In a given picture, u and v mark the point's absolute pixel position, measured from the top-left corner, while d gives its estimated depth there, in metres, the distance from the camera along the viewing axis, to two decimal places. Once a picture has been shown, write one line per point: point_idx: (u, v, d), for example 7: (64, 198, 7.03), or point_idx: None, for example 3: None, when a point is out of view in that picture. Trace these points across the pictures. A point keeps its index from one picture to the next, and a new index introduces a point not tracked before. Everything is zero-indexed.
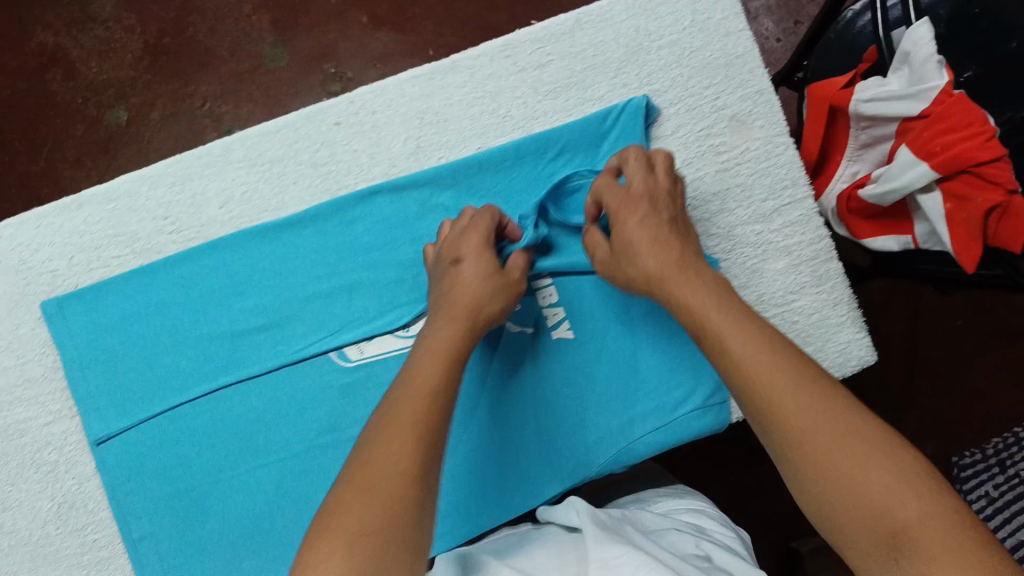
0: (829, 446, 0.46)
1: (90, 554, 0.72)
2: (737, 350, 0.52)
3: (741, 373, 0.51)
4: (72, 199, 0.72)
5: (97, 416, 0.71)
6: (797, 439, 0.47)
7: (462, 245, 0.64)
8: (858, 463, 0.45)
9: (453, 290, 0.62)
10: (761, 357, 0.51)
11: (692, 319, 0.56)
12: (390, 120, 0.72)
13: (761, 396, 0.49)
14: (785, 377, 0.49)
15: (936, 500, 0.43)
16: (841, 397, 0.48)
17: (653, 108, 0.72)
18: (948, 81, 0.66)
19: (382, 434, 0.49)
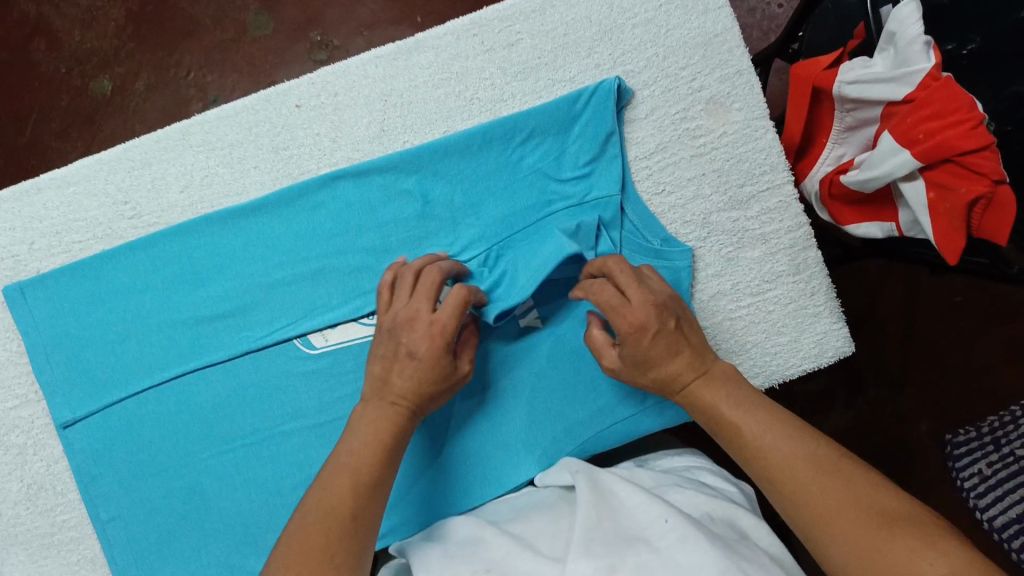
0: (853, 521, 0.45)
1: (59, 534, 0.71)
2: (755, 438, 0.52)
3: (761, 462, 0.51)
4: (31, 184, 0.71)
5: (62, 400, 0.70)
6: (823, 519, 0.46)
7: (403, 325, 0.59)
8: (873, 521, 0.45)
9: (392, 379, 0.57)
10: (771, 439, 0.51)
11: (708, 412, 0.56)
12: (353, 102, 0.71)
13: (778, 478, 0.50)
14: (803, 461, 0.49)
15: (964, 558, 0.42)
16: (860, 473, 0.48)
17: (624, 90, 0.70)
18: (935, 64, 0.62)
19: (337, 475, 0.52)
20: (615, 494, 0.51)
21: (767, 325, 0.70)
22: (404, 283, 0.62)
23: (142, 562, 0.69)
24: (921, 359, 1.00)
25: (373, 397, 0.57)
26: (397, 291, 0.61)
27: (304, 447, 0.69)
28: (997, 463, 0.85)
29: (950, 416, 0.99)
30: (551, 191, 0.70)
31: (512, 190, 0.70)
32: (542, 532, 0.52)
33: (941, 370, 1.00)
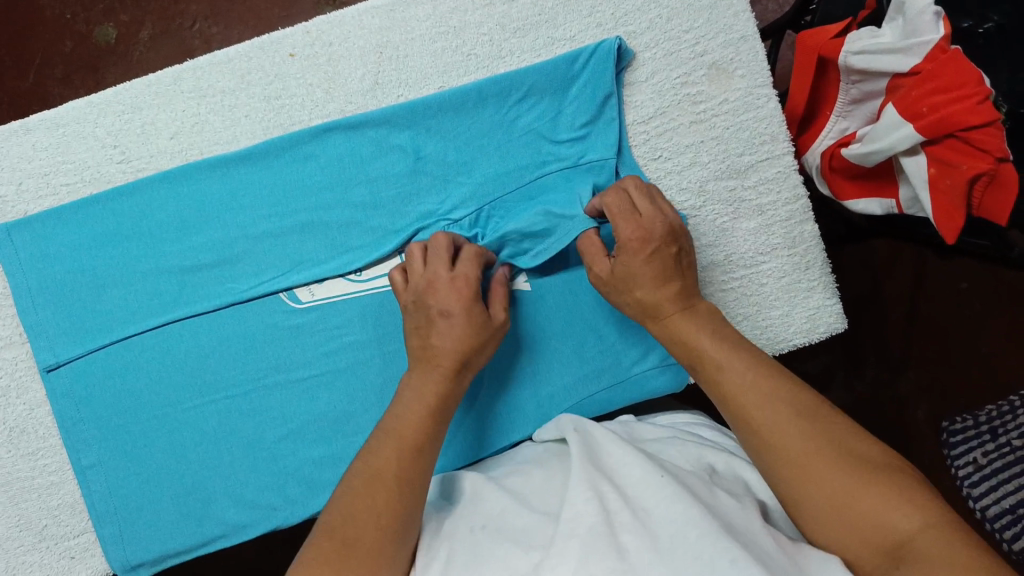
0: (828, 465, 0.45)
1: (40, 478, 0.71)
2: (734, 374, 0.52)
3: (738, 395, 0.50)
4: (20, 124, 0.70)
5: (45, 343, 0.70)
6: (795, 458, 0.46)
7: (428, 287, 0.61)
8: (819, 446, 0.46)
9: (431, 344, 0.59)
10: (753, 378, 0.51)
11: (690, 347, 0.56)
12: (347, 52, 0.70)
13: (752, 416, 0.49)
14: (784, 401, 0.49)
15: (935, 511, 0.43)
16: (837, 419, 0.48)
17: (625, 51, 0.69)
18: (943, 36, 0.61)
19: (381, 443, 0.53)
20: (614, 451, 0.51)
21: (759, 298, 0.69)
22: (415, 253, 0.63)
23: (122, 510, 0.69)
24: (924, 342, 0.98)
25: (419, 365, 0.58)
26: (411, 261, 0.63)
27: (286, 401, 0.69)
28: (992, 453, 0.83)
29: (951, 401, 0.96)
30: (546, 152, 0.68)
31: (506, 149, 0.68)
32: (537, 486, 0.52)
33: (942, 355, 0.97)
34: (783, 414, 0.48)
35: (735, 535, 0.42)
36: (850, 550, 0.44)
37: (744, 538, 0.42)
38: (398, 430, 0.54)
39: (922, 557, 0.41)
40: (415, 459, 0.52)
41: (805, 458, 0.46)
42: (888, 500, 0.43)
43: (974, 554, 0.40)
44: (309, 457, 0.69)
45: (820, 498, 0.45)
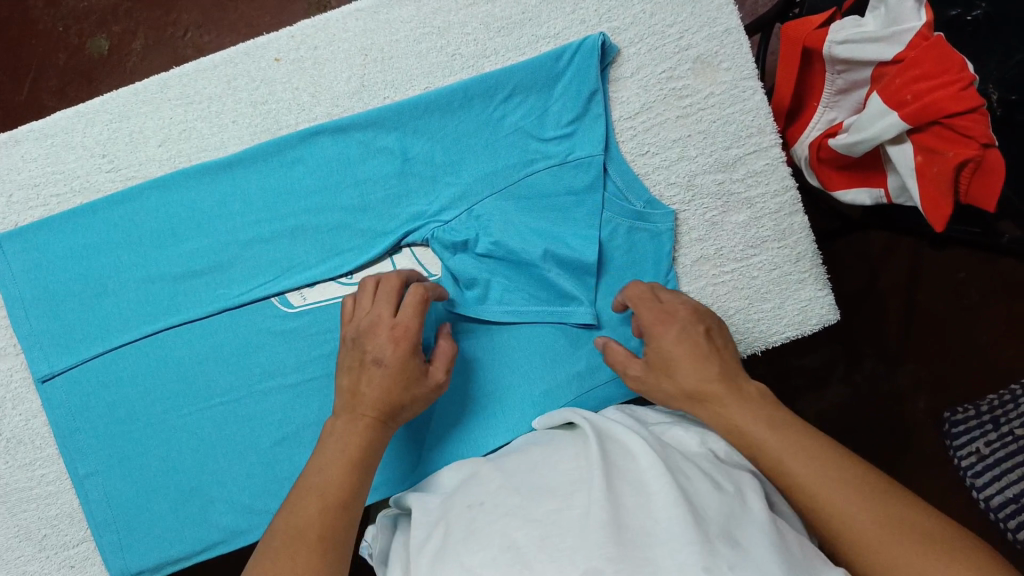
0: (898, 551, 0.44)
1: (38, 488, 0.72)
2: (793, 464, 0.49)
3: (801, 487, 0.48)
4: (9, 135, 0.70)
5: (40, 354, 0.70)
6: (866, 547, 0.45)
7: (367, 335, 0.57)
8: (854, 491, 0.46)
9: (354, 396, 0.56)
10: (813, 467, 0.48)
11: (745, 441, 0.52)
12: (333, 56, 0.70)
13: (819, 506, 0.47)
14: (843, 486, 0.47)
15: None
16: (900, 498, 0.46)
17: (609, 47, 0.69)
18: (926, 23, 0.61)
19: (304, 496, 0.51)
20: (615, 447, 0.51)
21: (750, 291, 0.69)
22: (365, 288, 0.60)
23: (121, 519, 0.69)
24: (922, 334, 0.97)
25: (345, 410, 0.56)
26: (359, 297, 0.60)
27: (281, 405, 0.70)
28: (996, 443, 0.83)
29: (950, 391, 0.96)
30: (533, 150, 0.68)
31: (493, 148, 0.68)
32: (533, 464, 0.52)
33: (941, 346, 0.97)
34: (822, 475, 0.48)
35: (710, 528, 0.43)
36: None
37: (720, 530, 0.43)
38: (324, 476, 0.52)
39: None
40: (337, 512, 0.50)
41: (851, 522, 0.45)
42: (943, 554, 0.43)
43: None
44: (305, 460, 0.69)
45: (875, 568, 0.44)
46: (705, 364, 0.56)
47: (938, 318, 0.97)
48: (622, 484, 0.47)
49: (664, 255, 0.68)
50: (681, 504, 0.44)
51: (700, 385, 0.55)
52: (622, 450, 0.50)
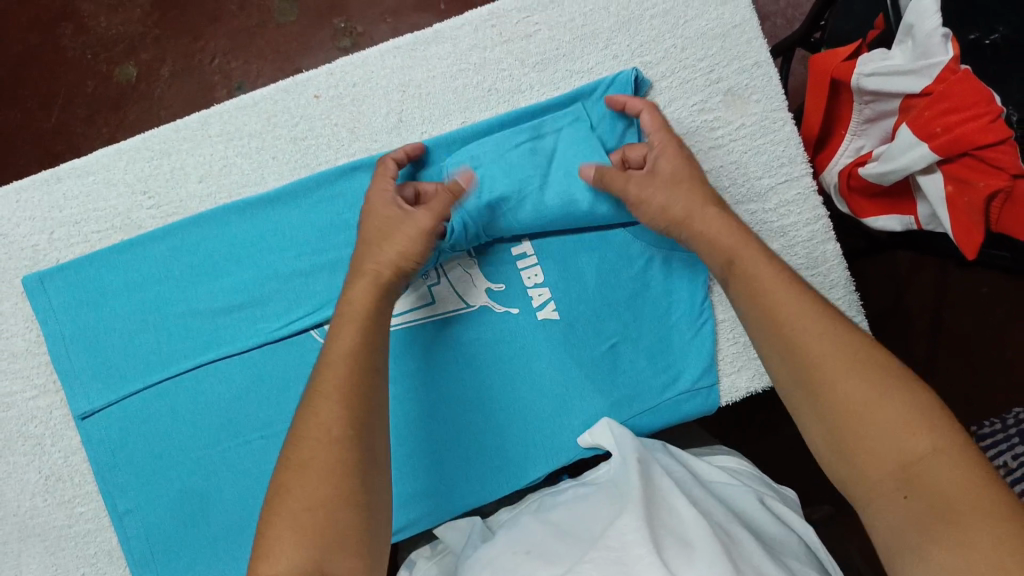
0: (855, 403, 0.47)
1: (77, 525, 0.71)
2: (767, 288, 0.54)
3: (770, 314, 0.53)
4: (50, 173, 0.72)
5: (80, 390, 0.70)
6: (821, 390, 0.48)
7: (389, 213, 0.61)
8: (825, 340, 0.49)
9: (362, 251, 0.60)
10: (791, 303, 0.52)
11: (722, 260, 0.57)
12: (372, 92, 0.71)
13: (781, 329, 0.51)
14: (823, 336, 0.50)
15: (952, 439, 0.44)
16: (870, 357, 0.48)
17: (642, 82, 0.70)
18: (953, 57, 0.62)
19: (315, 446, 0.48)
20: (663, 501, 0.54)
21: None
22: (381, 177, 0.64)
23: (160, 555, 0.69)
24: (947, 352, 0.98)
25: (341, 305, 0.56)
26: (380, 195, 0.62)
27: None
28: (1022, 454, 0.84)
29: (975, 407, 0.97)
30: None
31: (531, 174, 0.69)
32: (576, 520, 0.57)
33: (965, 365, 0.98)
34: (859, 379, 0.47)
35: None
36: (868, 483, 0.46)
37: None
38: (319, 412, 0.49)
39: (933, 486, 0.43)
40: (355, 430, 0.49)
41: (841, 392, 0.48)
42: (965, 474, 0.42)
43: (975, 480, 0.42)
44: None
45: (803, 392, 0.50)
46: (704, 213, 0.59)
47: (962, 335, 0.99)
48: (671, 535, 0.50)
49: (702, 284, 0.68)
50: (728, 559, 0.47)
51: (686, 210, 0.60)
52: (667, 505, 0.53)
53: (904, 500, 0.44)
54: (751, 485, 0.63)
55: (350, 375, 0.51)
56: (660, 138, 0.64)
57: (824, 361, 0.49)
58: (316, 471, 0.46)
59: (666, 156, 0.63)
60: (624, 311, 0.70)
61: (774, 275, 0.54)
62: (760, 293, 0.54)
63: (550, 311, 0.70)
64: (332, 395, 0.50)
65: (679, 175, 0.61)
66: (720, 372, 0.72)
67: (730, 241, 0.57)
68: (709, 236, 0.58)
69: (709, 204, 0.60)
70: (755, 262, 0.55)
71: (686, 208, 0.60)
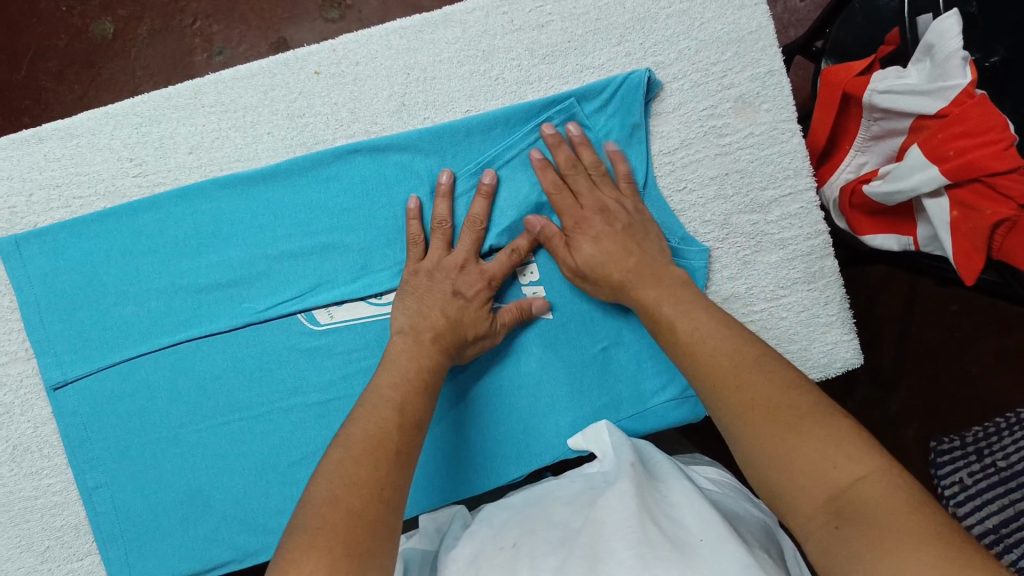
0: (773, 440, 0.45)
1: (44, 498, 0.70)
2: (691, 334, 0.54)
3: (694, 360, 0.53)
4: (32, 133, 0.69)
5: (55, 360, 0.68)
6: (741, 426, 0.47)
7: (484, 311, 0.63)
8: (737, 379, 0.49)
9: (457, 315, 0.62)
10: (705, 339, 0.53)
11: (651, 314, 0.59)
12: (375, 72, 0.70)
13: (706, 372, 0.51)
14: (737, 374, 0.49)
15: (874, 462, 0.42)
16: (789, 387, 0.47)
17: (654, 83, 0.69)
18: (971, 81, 0.62)
19: (342, 485, 0.47)
20: (662, 511, 0.53)
21: (779, 331, 0.70)
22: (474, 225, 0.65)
23: (129, 533, 0.68)
24: (916, 363, 0.95)
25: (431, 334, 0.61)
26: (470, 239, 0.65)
27: (300, 425, 0.68)
28: (978, 474, 0.82)
29: (938, 420, 0.95)
30: None
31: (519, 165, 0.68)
32: (562, 515, 0.56)
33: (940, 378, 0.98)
34: (774, 420, 0.46)
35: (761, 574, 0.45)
36: (798, 514, 0.43)
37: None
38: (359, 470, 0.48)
39: (859, 512, 0.40)
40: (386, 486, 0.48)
41: (756, 429, 0.46)
42: (892, 501, 0.40)
43: (908, 506, 0.39)
44: None
45: (728, 434, 0.48)
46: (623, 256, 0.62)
47: (934, 346, 0.96)
48: (669, 539, 0.49)
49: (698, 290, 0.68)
50: (732, 558, 0.46)
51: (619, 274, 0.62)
52: (668, 513, 0.52)
53: (833, 528, 0.41)
54: (763, 516, 0.60)
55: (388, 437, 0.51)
56: (574, 211, 0.64)
57: (745, 407, 0.47)
58: (353, 521, 0.45)
59: (582, 236, 0.63)
60: (620, 314, 0.69)
61: (705, 327, 0.54)
62: (688, 348, 0.54)
63: (543, 310, 0.69)
64: (370, 456, 0.49)
65: (599, 253, 0.62)
66: None
67: (657, 307, 0.58)
68: (644, 298, 0.60)
69: (632, 271, 0.61)
70: (679, 317, 0.56)
71: (619, 282, 0.62)
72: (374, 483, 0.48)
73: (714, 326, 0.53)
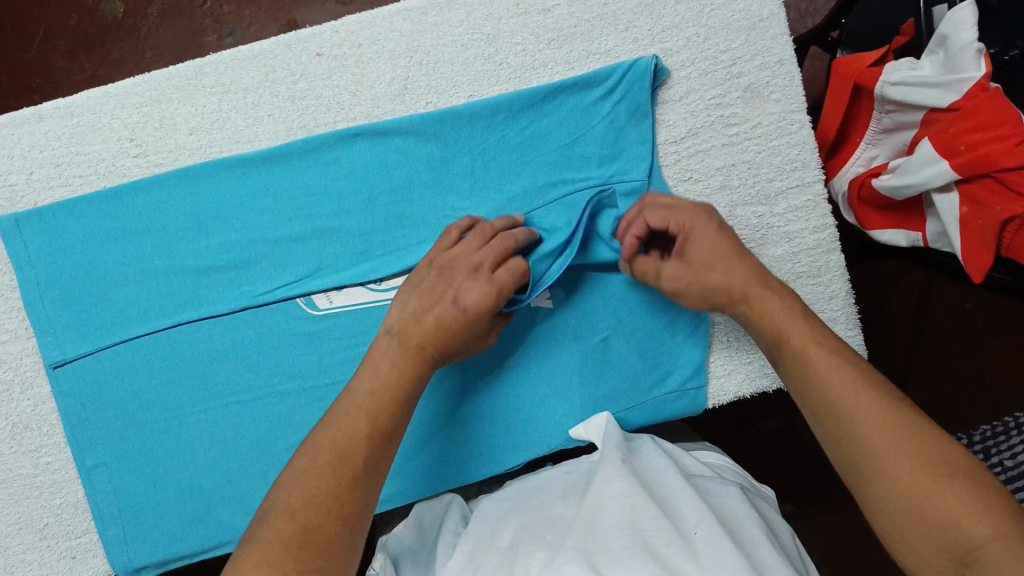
0: (920, 484, 0.44)
1: (43, 476, 0.70)
2: (819, 360, 0.52)
3: (822, 392, 0.51)
4: (33, 111, 0.69)
5: (54, 339, 0.68)
6: (879, 464, 0.46)
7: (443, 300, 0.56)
8: (873, 411, 0.48)
9: (406, 323, 0.56)
10: (834, 368, 0.51)
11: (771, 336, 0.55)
12: (377, 55, 0.69)
13: (837, 409, 0.49)
14: (874, 411, 0.48)
15: (1011, 518, 0.42)
16: (928, 429, 0.46)
17: (661, 70, 0.68)
18: (986, 74, 0.60)
19: (299, 482, 0.48)
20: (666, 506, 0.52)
21: None
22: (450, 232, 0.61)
23: (125, 513, 0.68)
24: (925, 361, 0.94)
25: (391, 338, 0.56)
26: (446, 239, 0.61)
27: (297, 409, 0.67)
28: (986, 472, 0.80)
29: (947, 417, 0.93)
30: (572, 171, 0.67)
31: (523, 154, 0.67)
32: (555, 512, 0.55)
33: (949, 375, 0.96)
34: (918, 464, 0.45)
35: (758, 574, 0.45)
36: (931, 562, 0.43)
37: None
38: (321, 484, 0.48)
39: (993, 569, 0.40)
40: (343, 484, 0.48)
41: (901, 465, 0.45)
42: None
43: None
44: None
45: (864, 467, 0.47)
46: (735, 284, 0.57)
47: (943, 342, 0.94)
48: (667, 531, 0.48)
49: None
50: (732, 558, 0.45)
51: (735, 291, 0.57)
52: (671, 507, 0.52)
53: None
54: (774, 516, 0.59)
55: (364, 426, 0.51)
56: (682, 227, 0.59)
57: (888, 448, 0.46)
58: (300, 515, 0.46)
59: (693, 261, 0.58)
60: (621, 305, 0.69)
61: (830, 358, 0.51)
62: (815, 381, 0.51)
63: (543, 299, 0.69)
64: (331, 470, 0.49)
65: (708, 279, 0.57)
66: (710, 373, 0.71)
67: (779, 328, 0.55)
68: (764, 318, 0.56)
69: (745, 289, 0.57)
70: (808, 344, 0.53)
71: (727, 287, 0.57)
72: (329, 484, 0.48)
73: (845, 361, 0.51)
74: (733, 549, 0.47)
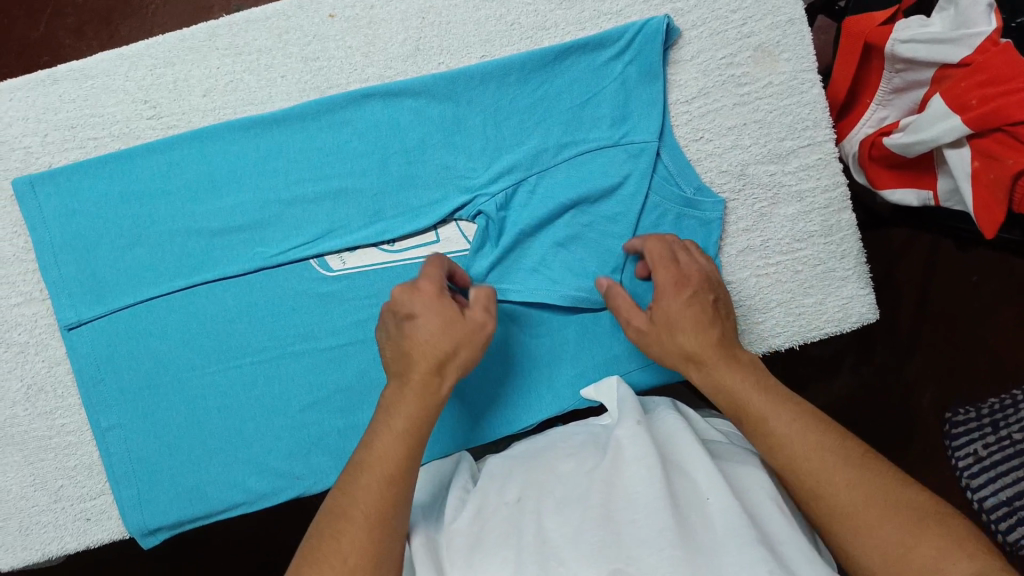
0: (891, 534, 0.43)
1: (58, 438, 0.70)
2: (771, 422, 0.50)
3: (780, 453, 0.48)
4: (47, 74, 0.69)
5: (68, 300, 0.67)
6: (845, 515, 0.45)
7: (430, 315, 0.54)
8: (834, 460, 0.46)
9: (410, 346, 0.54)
10: (791, 428, 0.49)
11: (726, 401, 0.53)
12: (389, 16, 0.70)
13: (798, 469, 0.47)
14: (833, 463, 0.46)
15: (988, 560, 0.41)
16: (888, 476, 0.45)
17: (672, 30, 0.68)
18: (995, 29, 0.61)
19: (320, 548, 0.46)
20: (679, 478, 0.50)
21: (794, 285, 0.69)
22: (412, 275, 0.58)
23: (141, 475, 0.68)
24: (934, 330, 0.94)
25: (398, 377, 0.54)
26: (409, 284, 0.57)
27: (313, 368, 0.68)
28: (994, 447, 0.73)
29: (956, 386, 0.93)
30: (583, 129, 0.67)
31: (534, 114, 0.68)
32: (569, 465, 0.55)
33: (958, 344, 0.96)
34: (884, 516, 0.43)
35: (771, 548, 0.43)
36: None
37: (777, 548, 0.44)
38: (342, 546, 0.45)
39: None
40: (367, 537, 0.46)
41: (867, 517, 0.44)
42: None
43: None
44: (333, 427, 0.67)
45: (830, 519, 0.45)
46: (707, 331, 0.55)
47: (952, 309, 0.95)
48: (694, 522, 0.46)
49: (712, 243, 0.67)
50: (745, 527, 0.44)
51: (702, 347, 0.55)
52: (682, 476, 0.50)
53: None
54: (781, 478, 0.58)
55: (385, 477, 0.48)
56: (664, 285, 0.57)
57: (854, 507, 0.44)
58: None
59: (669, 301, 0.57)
60: None
61: (784, 412, 0.50)
62: (770, 445, 0.49)
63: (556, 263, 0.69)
64: (346, 528, 0.46)
65: (688, 325, 0.55)
66: None
67: (733, 394, 0.52)
68: (724, 382, 0.53)
69: (711, 345, 0.54)
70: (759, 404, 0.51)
71: (696, 354, 0.55)
72: (355, 547, 0.45)
73: (802, 421, 0.49)
74: (745, 519, 0.45)
